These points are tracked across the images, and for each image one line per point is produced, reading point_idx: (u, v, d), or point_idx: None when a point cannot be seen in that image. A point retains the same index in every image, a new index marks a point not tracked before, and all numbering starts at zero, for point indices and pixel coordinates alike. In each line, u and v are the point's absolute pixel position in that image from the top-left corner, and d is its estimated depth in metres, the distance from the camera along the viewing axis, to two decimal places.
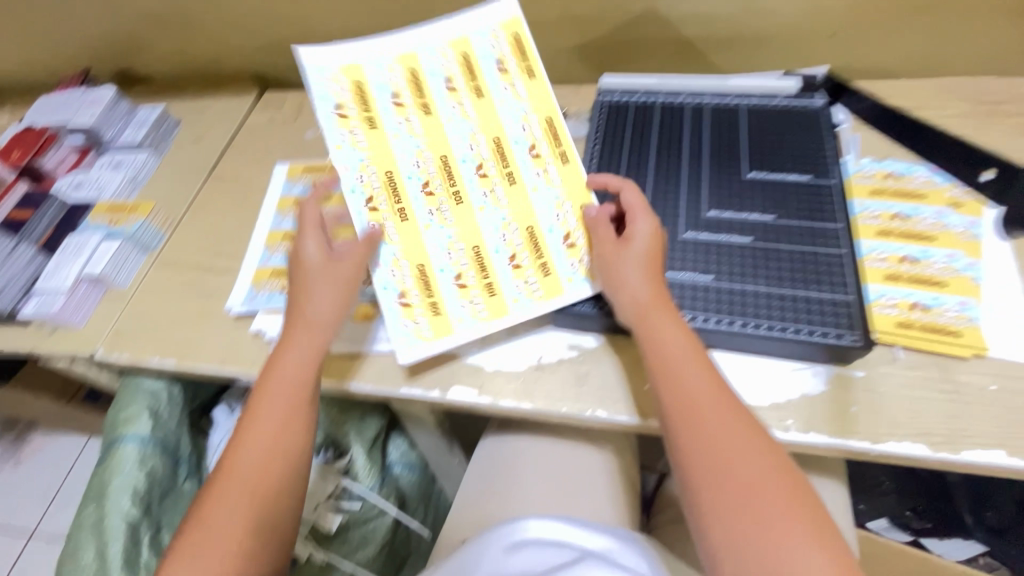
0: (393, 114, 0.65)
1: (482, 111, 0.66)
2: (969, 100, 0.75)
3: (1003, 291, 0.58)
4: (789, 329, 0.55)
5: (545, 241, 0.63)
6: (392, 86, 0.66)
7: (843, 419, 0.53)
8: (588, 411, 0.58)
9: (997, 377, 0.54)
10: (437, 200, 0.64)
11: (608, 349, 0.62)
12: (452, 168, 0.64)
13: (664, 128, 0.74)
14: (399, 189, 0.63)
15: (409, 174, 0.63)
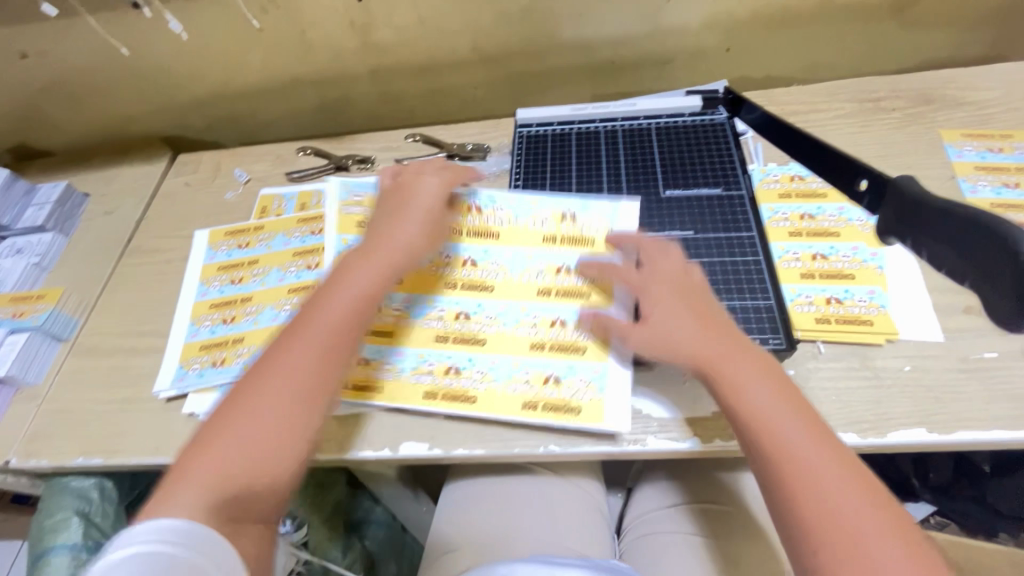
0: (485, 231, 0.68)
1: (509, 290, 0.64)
2: (854, 98, 0.81)
3: (905, 275, 0.63)
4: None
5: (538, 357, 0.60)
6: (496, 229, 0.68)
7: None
8: (541, 447, 0.58)
9: (910, 357, 0.57)
10: (438, 311, 0.64)
11: None
12: (471, 296, 0.64)
13: (583, 154, 0.76)
14: (435, 272, 0.66)
15: (457, 273, 0.66)
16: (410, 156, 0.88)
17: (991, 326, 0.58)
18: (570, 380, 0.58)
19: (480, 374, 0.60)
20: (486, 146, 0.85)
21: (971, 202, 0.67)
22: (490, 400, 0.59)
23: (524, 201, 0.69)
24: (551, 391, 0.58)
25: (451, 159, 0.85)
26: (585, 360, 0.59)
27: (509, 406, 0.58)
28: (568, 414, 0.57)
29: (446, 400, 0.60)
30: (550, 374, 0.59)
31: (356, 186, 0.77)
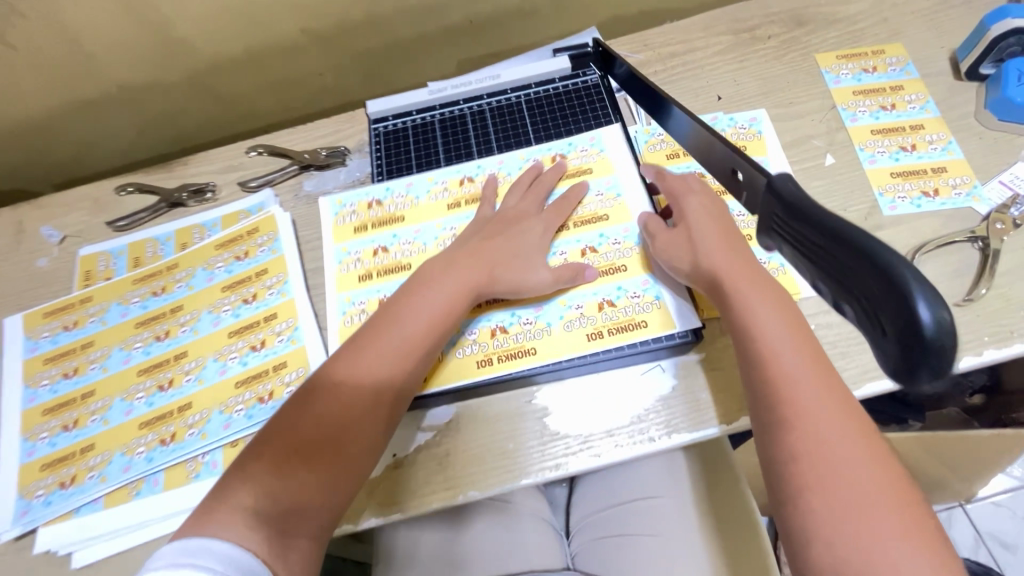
0: (387, 195, 0.67)
1: (426, 210, 0.66)
2: (729, 28, 0.75)
3: None
4: (625, 349, 0.56)
5: (588, 288, 0.59)
6: (372, 193, 0.67)
7: (698, 411, 0.53)
8: (460, 495, 0.53)
9: (813, 316, 0.56)
10: (374, 258, 0.64)
11: (460, 417, 0.56)
12: (385, 227, 0.65)
13: (451, 146, 0.69)
14: (371, 232, 0.66)
15: (369, 234, 0.65)
16: (256, 174, 0.75)
17: None
18: (624, 299, 0.58)
19: (534, 326, 0.58)
20: (344, 149, 0.73)
21: (854, 131, 0.65)
22: (552, 343, 0.57)
23: (422, 179, 0.67)
24: (610, 315, 0.57)
25: (305, 170, 0.73)
26: (630, 292, 0.58)
27: (580, 341, 0.56)
28: (631, 331, 0.56)
29: (502, 362, 0.57)
30: (603, 300, 0.58)
31: (346, 199, 0.68)
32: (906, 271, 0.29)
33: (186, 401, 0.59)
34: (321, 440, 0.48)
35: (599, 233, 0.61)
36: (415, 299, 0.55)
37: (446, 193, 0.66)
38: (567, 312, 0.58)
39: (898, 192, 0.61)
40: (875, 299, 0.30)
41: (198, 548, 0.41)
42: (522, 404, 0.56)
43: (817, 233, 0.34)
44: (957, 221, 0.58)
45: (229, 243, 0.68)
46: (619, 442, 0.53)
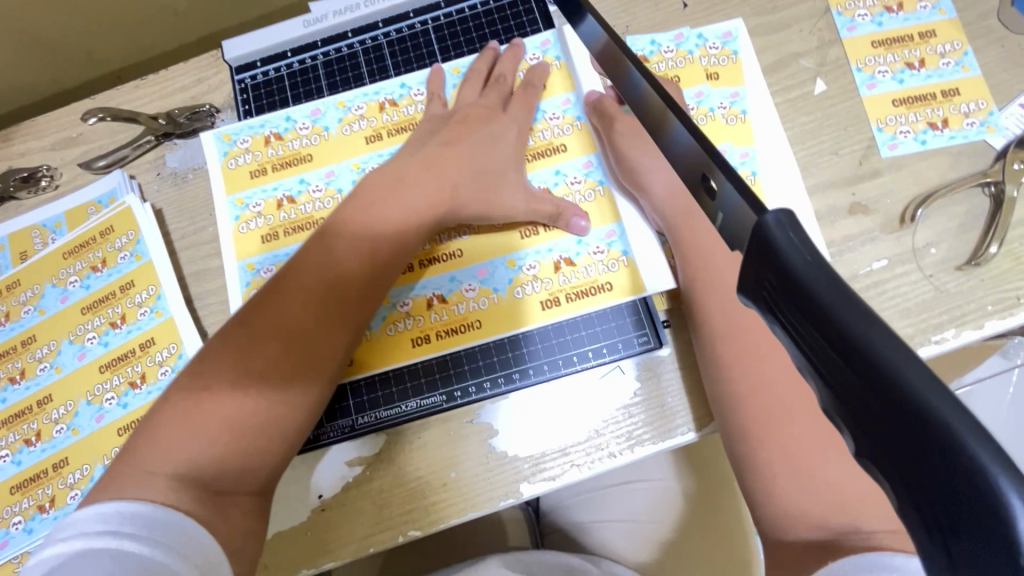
0: (288, 125, 0.52)
1: (341, 148, 0.51)
2: None
3: (782, 177, 0.49)
4: (574, 359, 0.47)
5: (543, 240, 0.48)
6: (271, 123, 0.52)
7: (666, 417, 0.46)
8: (401, 536, 0.46)
9: None
10: (277, 212, 0.50)
11: (388, 448, 0.47)
12: (289, 170, 0.51)
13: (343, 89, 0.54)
14: (269, 176, 0.51)
15: (265, 182, 0.51)
16: (102, 150, 0.58)
17: (881, 225, 0.47)
18: (585, 257, 0.48)
19: (479, 288, 0.48)
20: (210, 107, 0.57)
21: (851, 45, 0.52)
22: (505, 312, 0.48)
23: (329, 104, 0.52)
24: (568, 277, 0.48)
25: (165, 141, 0.57)
26: (592, 249, 0.48)
27: (540, 309, 0.47)
28: (592, 297, 0.47)
29: (445, 339, 0.48)
30: (559, 258, 0.48)
31: (235, 132, 0.52)
32: (983, 450, 0.15)
33: (61, 457, 0.49)
34: (252, 413, 0.39)
35: (553, 170, 0.49)
36: (358, 225, 0.45)
37: (362, 129, 0.51)
38: (519, 269, 0.48)
39: (900, 125, 0.49)
40: (916, 483, 0.16)
41: (118, 513, 0.33)
42: (461, 425, 0.47)
43: (814, 327, 0.18)
44: (967, 161, 0.48)
45: (80, 249, 0.54)
46: (575, 462, 0.46)
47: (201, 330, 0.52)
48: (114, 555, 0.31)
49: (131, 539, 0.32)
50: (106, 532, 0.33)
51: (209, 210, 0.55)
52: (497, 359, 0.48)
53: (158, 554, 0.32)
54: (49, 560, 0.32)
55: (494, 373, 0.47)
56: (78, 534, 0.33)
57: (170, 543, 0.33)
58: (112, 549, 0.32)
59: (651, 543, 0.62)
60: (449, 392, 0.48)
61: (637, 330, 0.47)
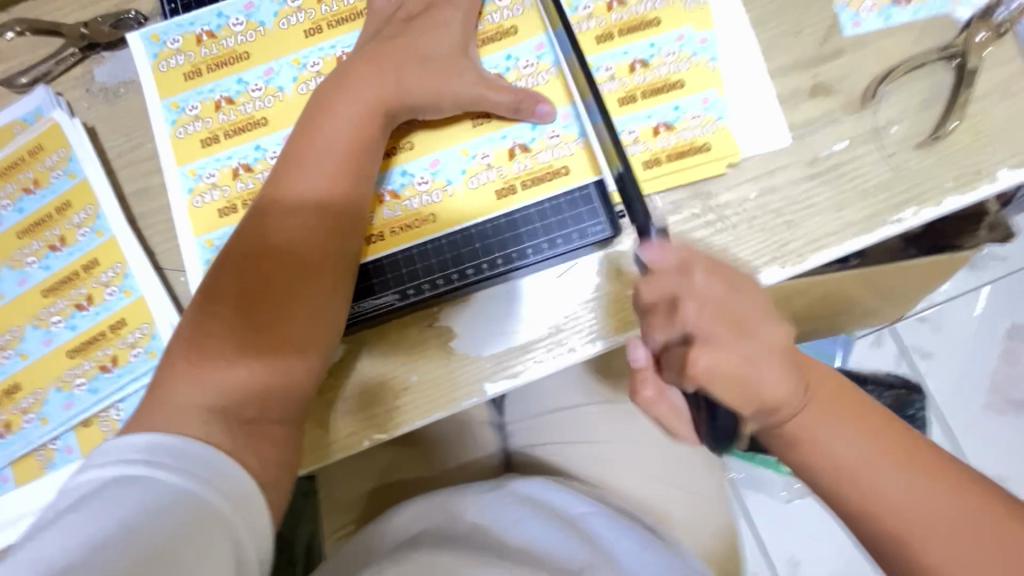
0: (220, 20, 0.48)
1: (279, 43, 0.48)
2: None
3: (742, 61, 0.47)
4: (529, 252, 0.46)
5: (496, 127, 0.47)
6: (203, 19, 0.49)
7: (622, 309, 0.45)
8: (366, 440, 0.46)
9: (758, 180, 0.46)
10: (216, 113, 0.47)
11: (350, 355, 0.47)
12: (225, 67, 0.48)
13: None
14: (204, 77, 0.48)
15: (203, 84, 0.48)
16: (23, 66, 0.54)
17: (844, 105, 0.46)
18: (540, 142, 0.46)
19: (433, 181, 0.47)
20: (136, 14, 0.53)
21: None
22: (461, 203, 0.46)
23: None
24: (522, 164, 0.46)
25: (91, 53, 0.53)
26: (548, 132, 0.46)
27: (502, 198, 0.46)
28: (548, 183, 0.46)
29: (398, 235, 0.47)
30: (513, 145, 0.46)
31: (164, 32, 0.49)
32: None
33: (12, 383, 0.48)
34: (216, 324, 0.40)
35: (505, 54, 0.47)
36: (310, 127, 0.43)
37: (298, 21, 0.48)
38: (473, 161, 0.46)
39: (864, 1, 0.47)
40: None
41: (149, 444, 0.35)
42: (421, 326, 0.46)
43: None
44: (931, 36, 0.46)
45: (9, 170, 0.51)
46: (537, 358, 0.46)
47: (147, 249, 0.50)
48: (150, 484, 0.33)
49: (164, 468, 0.34)
50: (142, 461, 0.34)
51: (145, 125, 0.52)
52: (451, 256, 0.46)
53: (190, 485, 0.34)
54: (85, 484, 0.33)
55: (452, 267, 0.46)
56: (112, 461, 0.34)
57: (172, 463, 0.34)
58: (148, 480, 0.33)
59: (613, 460, 0.62)
60: (403, 291, 0.46)
61: (597, 217, 0.45)
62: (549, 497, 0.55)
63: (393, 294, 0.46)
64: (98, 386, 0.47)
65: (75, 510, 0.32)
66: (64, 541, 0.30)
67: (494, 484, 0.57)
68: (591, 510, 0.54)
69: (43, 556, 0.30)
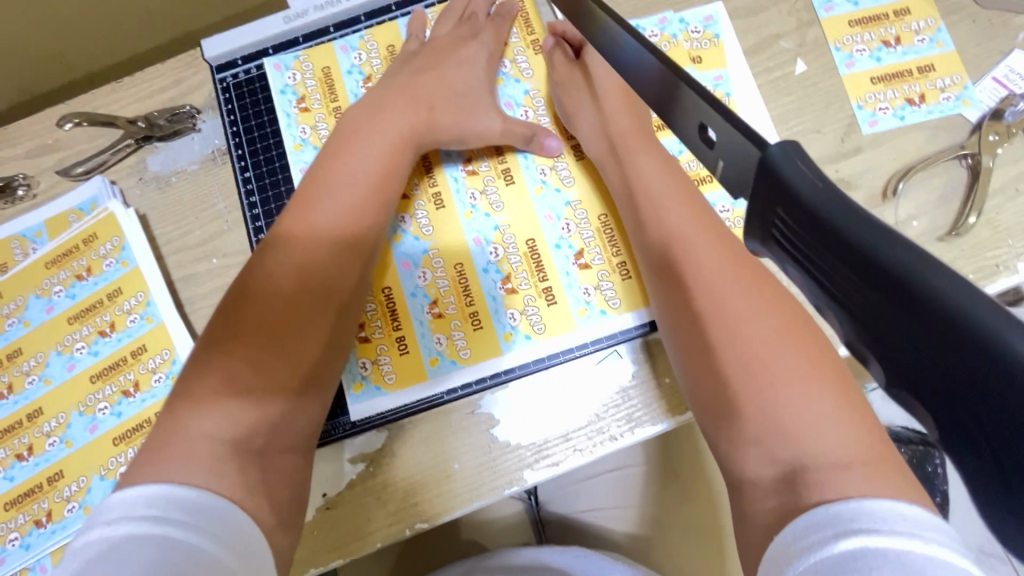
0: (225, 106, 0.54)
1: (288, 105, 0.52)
2: None
3: None
4: (552, 293, 0.48)
5: (519, 174, 0.50)
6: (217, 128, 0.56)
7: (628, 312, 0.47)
8: (407, 529, 0.46)
9: None
10: None
11: (388, 442, 0.47)
12: None
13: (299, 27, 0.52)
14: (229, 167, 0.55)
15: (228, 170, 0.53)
16: (81, 155, 0.56)
17: (866, 199, 0.49)
18: (551, 175, 0.50)
19: (412, 228, 0.49)
20: (190, 108, 0.56)
21: (829, 24, 0.52)
22: (444, 242, 0.49)
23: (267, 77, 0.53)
24: (542, 200, 0.49)
25: (145, 144, 0.56)
26: (499, 165, 0.50)
27: (483, 232, 0.49)
28: (567, 221, 0.49)
29: (427, 281, 0.48)
30: (536, 185, 0.50)
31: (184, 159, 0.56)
32: None
33: (56, 470, 0.48)
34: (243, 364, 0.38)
35: (523, 88, 0.52)
36: (340, 191, 0.45)
37: (324, 120, 0.51)
38: (499, 201, 0.49)
39: (879, 102, 0.50)
40: (941, 391, 0.17)
41: (163, 497, 0.31)
42: (423, 359, 0.48)
43: (844, 277, 0.18)
44: (944, 134, 0.49)
45: (63, 258, 0.53)
46: (577, 447, 0.46)
47: (193, 334, 0.51)
48: (162, 541, 0.29)
49: (177, 525, 0.30)
50: (151, 518, 0.30)
51: (196, 213, 0.54)
52: (478, 297, 0.48)
53: (208, 543, 0.30)
54: (90, 544, 0.30)
55: (479, 309, 0.48)
56: (120, 517, 0.30)
57: (193, 519, 0.31)
58: (137, 534, 0.29)
59: None
60: (430, 332, 0.48)
61: (580, 238, 0.48)
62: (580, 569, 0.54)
63: (388, 339, 0.48)
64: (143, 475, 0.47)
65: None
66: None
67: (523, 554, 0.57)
68: (631, 573, 0.54)
69: None
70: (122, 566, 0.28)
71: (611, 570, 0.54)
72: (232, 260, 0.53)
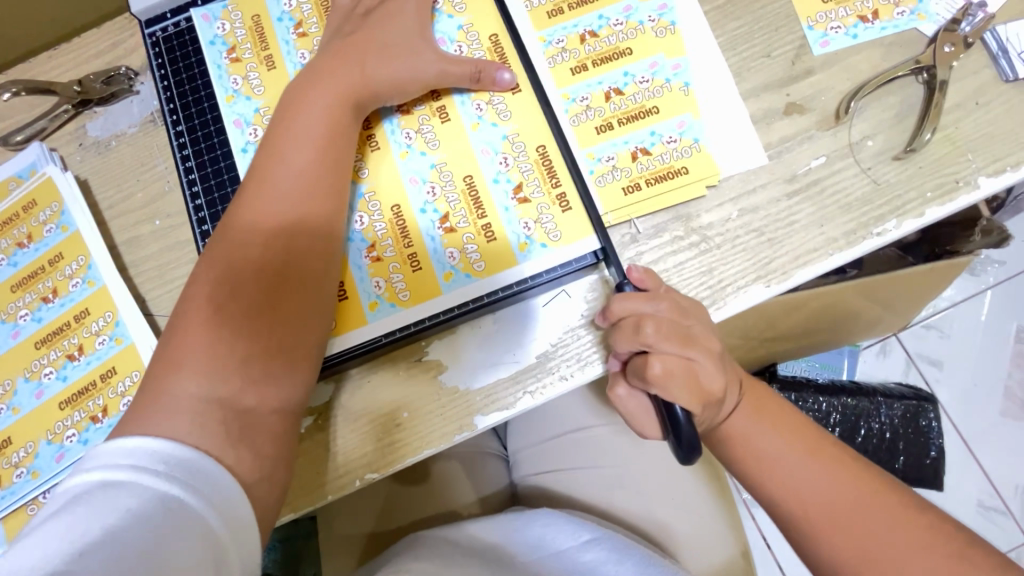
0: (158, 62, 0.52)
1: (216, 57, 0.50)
2: None
3: (716, 87, 0.48)
4: (495, 233, 0.46)
5: (456, 112, 0.48)
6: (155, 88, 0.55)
7: (572, 244, 0.45)
8: (359, 480, 0.46)
9: (736, 200, 0.46)
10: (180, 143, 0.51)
11: (337, 394, 0.46)
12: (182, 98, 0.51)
13: None
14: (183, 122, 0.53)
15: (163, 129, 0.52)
16: (20, 124, 0.55)
17: (818, 122, 0.47)
18: (489, 112, 0.48)
19: None
20: (126, 69, 0.55)
21: None
22: (381, 186, 0.47)
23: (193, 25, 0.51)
24: (481, 137, 0.48)
25: (83, 109, 0.55)
26: (434, 105, 0.48)
27: (420, 172, 0.47)
28: (510, 159, 0.47)
29: (366, 228, 0.47)
30: (474, 122, 0.48)
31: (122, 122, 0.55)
32: None
33: (4, 437, 0.48)
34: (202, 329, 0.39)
35: (457, 23, 0.50)
36: (286, 150, 0.44)
37: (255, 69, 0.49)
38: (438, 142, 0.48)
39: (831, 21, 0.48)
40: None
41: (140, 449, 0.33)
42: (362, 304, 0.46)
43: None
44: (900, 50, 0.47)
45: (4, 226, 0.52)
46: (527, 388, 0.45)
47: (138, 296, 0.50)
48: (138, 493, 0.32)
49: (153, 475, 0.33)
50: (129, 467, 0.32)
51: (137, 174, 0.53)
52: (417, 242, 0.46)
53: (184, 495, 0.32)
54: (72, 487, 0.32)
55: (421, 252, 0.46)
56: (101, 465, 0.32)
57: (174, 473, 0.33)
58: (115, 482, 0.32)
59: (616, 484, 0.61)
60: (369, 277, 0.46)
61: (519, 172, 0.47)
62: (547, 535, 0.53)
63: None
64: (88, 438, 0.47)
65: (58, 515, 0.31)
66: (48, 545, 0.29)
67: (485, 524, 0.56)
68: (593, 535, 0.54)
69: (34, 562, 0.29)
70: (100, 511, 0.31)
71: (574, 533, 0.54)
72: (175, 221, 0.52)
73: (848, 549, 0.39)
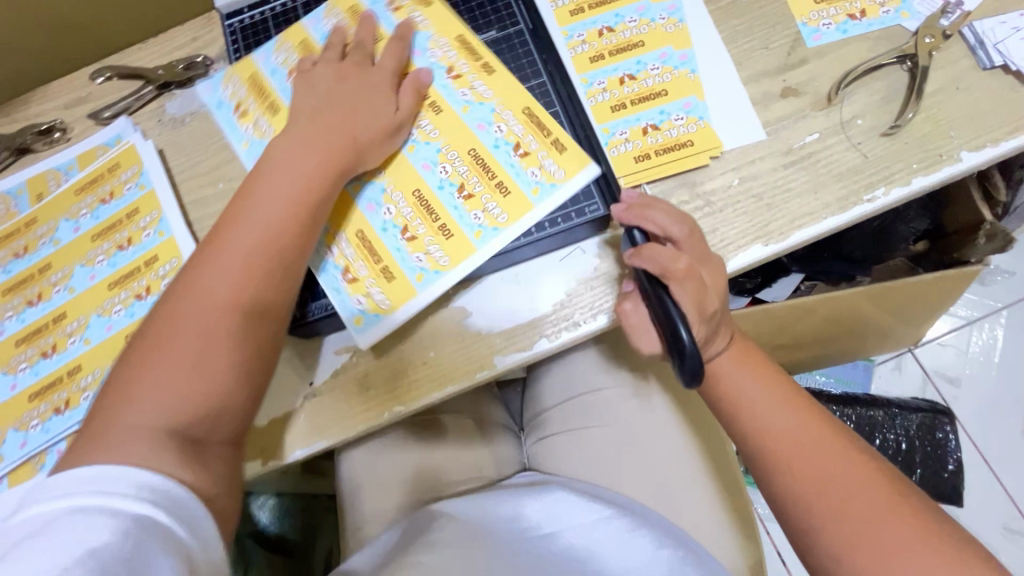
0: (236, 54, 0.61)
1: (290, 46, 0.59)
2: None
3: (719, 73, 0.54)
4: (509, 175, 0.51)
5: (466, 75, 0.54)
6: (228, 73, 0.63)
7: (575, 176, 0.50)
8: (385, 412, 0.50)
9: (736, 170, 0.51)
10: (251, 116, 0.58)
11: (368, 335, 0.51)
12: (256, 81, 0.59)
13: None
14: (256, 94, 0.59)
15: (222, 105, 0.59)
16: (109, 103, 0.64)
17: (811, 104, 0.52)
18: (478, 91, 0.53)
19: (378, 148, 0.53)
20: (204, 58, 0.63)
21: None
22: (398, 176, 0.52)
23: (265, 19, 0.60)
24: (490, 103, 0.53)
25: (164, 91, 0.63)
26: (478, 62, 0.54)
27: (432, 152, 0.52)
28: (519, 116, 0.52)
29: (398, 209, 0.52)
30: (478, 87, 0.53)
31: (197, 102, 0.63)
32: None
33: (75, 364, 0.54)
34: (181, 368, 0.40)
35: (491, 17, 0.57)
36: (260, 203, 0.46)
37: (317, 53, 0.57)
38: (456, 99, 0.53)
39: (823, 19, 0.54)
40: None
41: (117, 472, 0.35)
42: (409, 277, 0.50)
43: None
44: (885, 43, 0.53)
45: (90, 185, 0.59)
46: (543, 332, 0.50)
47: None
48: (116, 515, 0.33)
49: (127, 498, 0.34)
50: (91, 493, 0.34)
51: (206, 145, 0.61)
52: (440, 207, 0.51)
53: (169, 520, 0.35)
54: (47, 509, 0.33)
55: (447, 219, 0.51)
56: (62, 493, 0.34)
57: (160, 496, 0.35)
58: (82, 508, 0.33)
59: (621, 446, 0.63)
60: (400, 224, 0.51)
61: (514, 134, 0.52)
62: (559, 512, 0.54)
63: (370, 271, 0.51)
64: None
65: (34, 539, 0.32)
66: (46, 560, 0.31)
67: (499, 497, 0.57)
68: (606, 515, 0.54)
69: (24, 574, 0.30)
70: (78, 531, 0.32)
71: (586, 511, 0.55)
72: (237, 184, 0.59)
73: (820, 494, 0.41)
